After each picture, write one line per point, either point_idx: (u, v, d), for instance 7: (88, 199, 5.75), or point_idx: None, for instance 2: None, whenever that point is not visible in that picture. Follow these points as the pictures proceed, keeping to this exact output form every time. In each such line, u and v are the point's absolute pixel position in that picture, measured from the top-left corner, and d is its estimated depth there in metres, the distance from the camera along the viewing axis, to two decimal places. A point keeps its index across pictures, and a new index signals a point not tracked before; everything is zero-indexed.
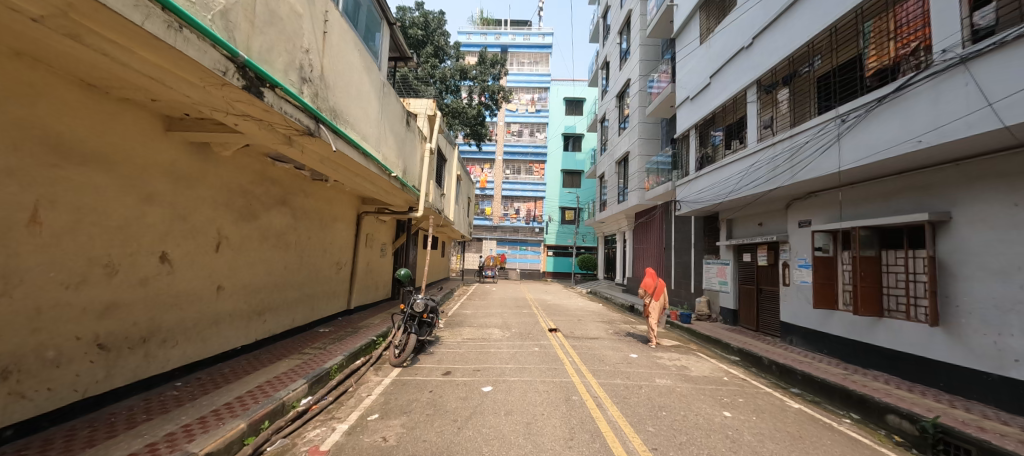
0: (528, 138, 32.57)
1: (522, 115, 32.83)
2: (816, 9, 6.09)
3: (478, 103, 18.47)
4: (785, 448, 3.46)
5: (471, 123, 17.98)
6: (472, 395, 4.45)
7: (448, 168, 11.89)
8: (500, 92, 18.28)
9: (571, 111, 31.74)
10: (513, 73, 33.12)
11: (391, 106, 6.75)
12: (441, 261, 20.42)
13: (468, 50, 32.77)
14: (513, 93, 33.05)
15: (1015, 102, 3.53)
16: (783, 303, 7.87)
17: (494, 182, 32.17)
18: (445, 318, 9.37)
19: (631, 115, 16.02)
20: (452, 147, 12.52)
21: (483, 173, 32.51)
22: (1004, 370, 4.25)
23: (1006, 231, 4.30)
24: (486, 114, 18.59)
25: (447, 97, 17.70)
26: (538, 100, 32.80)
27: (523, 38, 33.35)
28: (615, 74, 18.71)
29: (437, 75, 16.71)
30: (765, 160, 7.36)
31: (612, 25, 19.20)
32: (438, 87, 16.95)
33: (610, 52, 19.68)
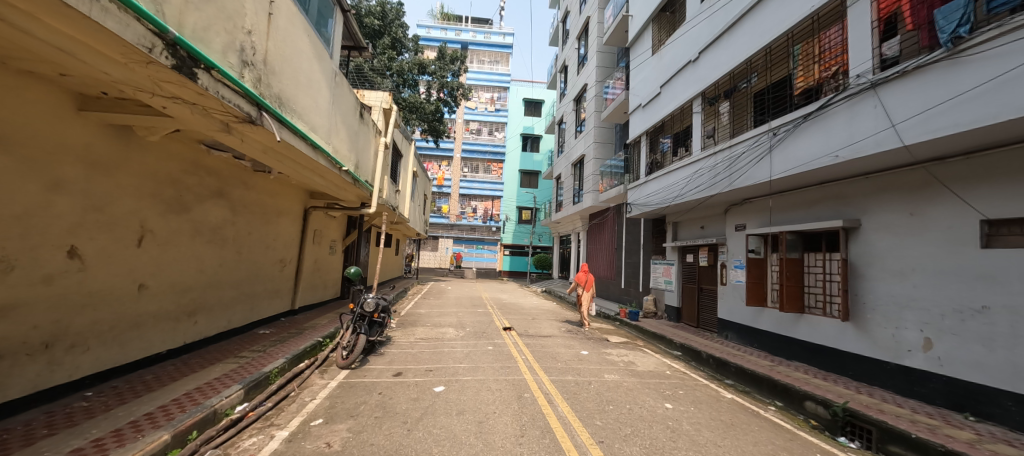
0: (488, 137, 32.58)
1: (482, 114, 32.79)
2: (755, 31, 6.59)
3: (436, 99, 18.23)
4: (720, 436, 3.72)
5: (428, 120, 17.65)
6: (424, 395, 4.37)
7: (405, 164, 11.57)
8: (460, 88, 18.12)
9: (532, 111, 32.09)
10: (474, 71, 32.94)
11: (344, 96, 6.47)
12: (394, 260, 19.87)
13: (427, 44, 32.11)
14: (473, 90, 32.85)
15: (914, 125, 4.07)
16: (721, 301, 8.47)
17: (453, 180, 31.88)
18: (397, 317, 9.13)
19: (587, 119, 16.50)
20: (410, 143, 12.23)
21: (442, 170, 32.07)
22: (899, 359, 4.86)
23: (904, 238, 4.91)
24: (444, 111, 18.34)
25: (404, 91, 17.25)
26: (498, 99, 32.94)
27: (484, 36, 33.28)
28: (572, 78, 19.20)
29: (394, 68, 16.21)
30: (707, 167, 7.87)
31: (571, 30, 19.68)
32: (395, 81, 16.50)
33: (568, 56, 20.16)
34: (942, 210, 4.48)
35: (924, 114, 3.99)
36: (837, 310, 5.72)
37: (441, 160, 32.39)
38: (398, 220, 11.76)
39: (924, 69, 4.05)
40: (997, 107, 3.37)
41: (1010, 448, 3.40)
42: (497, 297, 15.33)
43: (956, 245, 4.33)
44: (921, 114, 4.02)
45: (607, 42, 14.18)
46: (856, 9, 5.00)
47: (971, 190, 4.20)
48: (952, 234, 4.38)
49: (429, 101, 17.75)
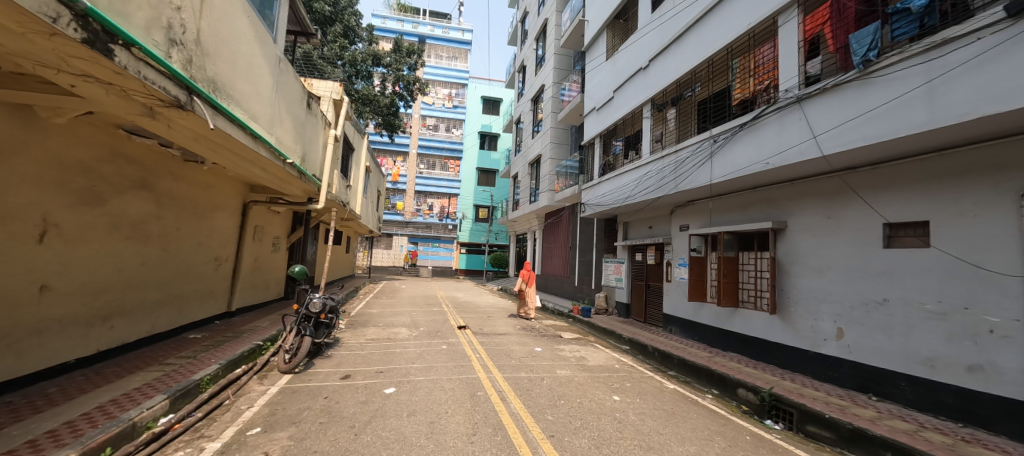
0: (445, 133, 32.10)
1: (440, 110, 32.28)
2: (699, 43, 7.01)
3: (392, 92, 17.70)
4: (663, 425, 3.94)
5: (383, 113, 17.09)
6: (373, 398, 4.23)
7: (357, 158, 11.10)
8: (416, 83, 17.72)
9: (492, 109, 32.16)
10: (431, 66, 32.33)
11: (288, 84, 6.09)
12: (345, 259, 19.07)
13: (382, 35, 31.04)
14: (430, 86, 32.19)
15: (832, 137, 4.55)
16: (666, 297, 8.94)
17: (409, 176, 31.15)
18: (347, 317, 8.77)
19: (544, 120, 16.76)
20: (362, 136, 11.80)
21: (397, 166, 31.13)
22: (817, 347, 5.41)
23: (821, 238, 5.47)
24: (400, 105, 17.84)
25: (358, 82, 16.54)
26: (456, 96, 32.54)
27: (442, 31, 32.75)
28: (530, 78, 19.43)
29: (346, 58, 15.50)
30: (655, 170, 8.28)
31: (529, 31, 19.90)
32: (347, 71, 15.80)
33: (526, 56, 20.41)
34: (854, 214, 5.03)
35: (840, 128, 4.47)
36: (766, 304, 6.24)
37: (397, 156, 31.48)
38: (348, 217, 11.27)
39: (840, 87, 4.54)
40: (898, 123, 3.88)
41: (904, 423, 3.90)
42: (451, 296, 15.21)
43: (863, 245, 4.89)
44: (837, 127, 4.51)
45: (565, 45, 14.47)
46: (785, 30, 5.47)
47: (876, 197, 4.77)
48: (861, 236, 4.93)
49: (384, 95, 17.22)
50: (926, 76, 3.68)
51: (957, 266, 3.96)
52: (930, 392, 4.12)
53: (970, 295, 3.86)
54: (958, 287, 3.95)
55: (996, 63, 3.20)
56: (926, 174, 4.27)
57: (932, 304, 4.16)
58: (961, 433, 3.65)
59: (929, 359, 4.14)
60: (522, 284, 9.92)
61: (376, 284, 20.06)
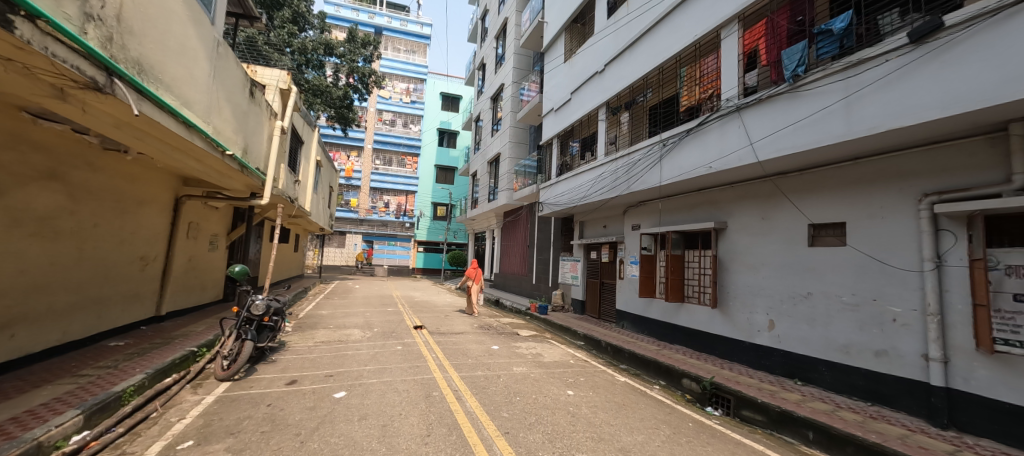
0: (402, 129, 31.22)
1: (397, 105, 31.35)
2: (651, 50, 7.32)
3: (346, 84, 16.98)
4: (613, 416, 4.10)
5: (336, 106, 16.19)
6: (322, 403, 4.05)
7: (306, 151, 10.52)
8: (372, 75, 17.13)
9: (451, 106, 31.85)
10: (388, 58, 31.31)
11: (228, 69, 5.64)
12: (293, 259, 18.18)
13: (335, 24, 29.63)
14: (387, 79, 31.16)
15: (766, 145, 4.95)
16: (619, 293, 9.30)
17: (364, 172, 30.06)
18: (295, 320, 8.31)
19: (503, 119, 16.79)
20: (312, 128, 11.22)
21: (352, 161, 29.99)
22: (751, 338, 5.87)
23: (756, 237, 5.92)
24: (355, 98, 17.15)
25: (308, 71, 15.67)
26: (414, 91, 31.75)
27: (400, 23, 31.82)
28: (490, 76, 19.39)
29: (295, 45, 14.65)
30: (610, 171, 8.56)
31: (489, 29, 19.88)
32: (296, 59, 14.91)
33: (486, 54, 20.38)
34: (784, 215, 5.50)
35: (773, 136, 4.87)
36: (708, 299, 6.67)
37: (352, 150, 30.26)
38: (297, 213, 10.67)
39: (773, 99, 4.93)
40: (821, 134, 4.32)
41: (824, 404, 4.34)
42: (407, 296, 14.83)
43: (791, 244, 5.37)
44: (770, 135, 4.91)
45: (524, 45, 14.59)
46: (727, 42, 5.81)
47: (803, 201, 5.25)
48: (790, 235, 5.40)
49: (337, 86, 16.40)
50: (845, 91, 4.12)
51: (868, 262, 4.45)
52: (845, 376, 4.62)
53: (878, 288, 4.36)
54: (869, 281, 4.45)
55: (901, 83, 3.64)
56: (845, 180, 4.75)
57: (847, 296, 4.64)
58: (870, 411, 4.13)
59: (844, 346, 4.63)
60: (469, 281, 10.49)
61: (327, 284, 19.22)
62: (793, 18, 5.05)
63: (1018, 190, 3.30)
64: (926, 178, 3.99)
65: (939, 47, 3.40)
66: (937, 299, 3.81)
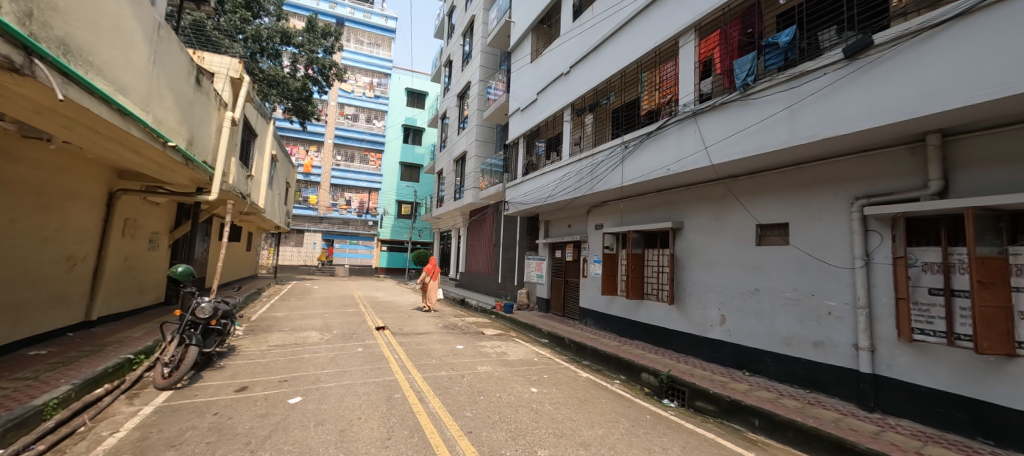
0: (366, 124, 30.26)
1: (359, 99, 30.29)
2: (615, 55, 7.50)
3: (304, 75, 16.25)
4: (575, 412, 4.18)
5: (293, 97, 15.39)
6: (275, 410, 3.85)
7: (260, 145, 9.96)
8: (333, 68, 16.52)
9: (416, 102, 31.42)
10: (348, 49, 29.99)
11: (171, 55, 5.24)
12: (246, 258, 17.19)
13: (292, 11, 28.20)
14: (349, 72, 30.02)
15: (719, 149, 5.23)
16: (583, 291, 9.51)
17: (325, 168, 28.87)
18: (246, 323, 7.87)
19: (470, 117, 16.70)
20: (267, 121, 10.64)
21: (311, 156, 28.77)
22: (704, 332, 6.18)
23: (710, 237, 6.23)
24: (314, 90, 16.45)
25: (263, 60, 14.83)
26: (378, 86, 30.83)
27: (363, 15, 30.81)
28: (456, 74, 19.21)
29: (247, 32, 13.84)
30: (574, 172, 8.72)
31: (456, 25, 19.70)
32: (249, 47, 14.07)
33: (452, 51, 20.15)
34: (734, 216, 5.83)
35: (725, 141, 5.15)
36: (666, 295, 6.95)
37: (311, 145, 28.92)
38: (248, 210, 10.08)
39: (726, 105, 5.21)
40: (767, 140, 4.61)
41: (768, 392, 4.65)
42: (368, 296, 14.43)
43: (741, 243, 5.70)
44: (722, 140, 5.19)
45: (491, 43, 14.59)
46: (684, 50, 6.05)
47: (751, 203, 5.59)
48: (739, 235, 5.73)
49: (295, 78, 15.58)
50: (788, 101, 4.43)
51: (807, 260, 4.81)
52: (787, 366, 4.97)
53: (815, 284, 4.71)
54: (808, 278, 4.80)
55: (837, 95, 3.97)
56: (788, 184, 5.10)
57: (790, 292, 4.99)
58: (808, 398, 4.47)
59: (787, 338, 4.98)
60: (426, 278, 10.65)
61: (283, 284, 18.44)
62: (744, 29, 5.35)
63: (932, 195, 3.69)
64: (858, 184, 4.37)
65: (869, 64, 3.73)
66: (865, 293, 4.19)
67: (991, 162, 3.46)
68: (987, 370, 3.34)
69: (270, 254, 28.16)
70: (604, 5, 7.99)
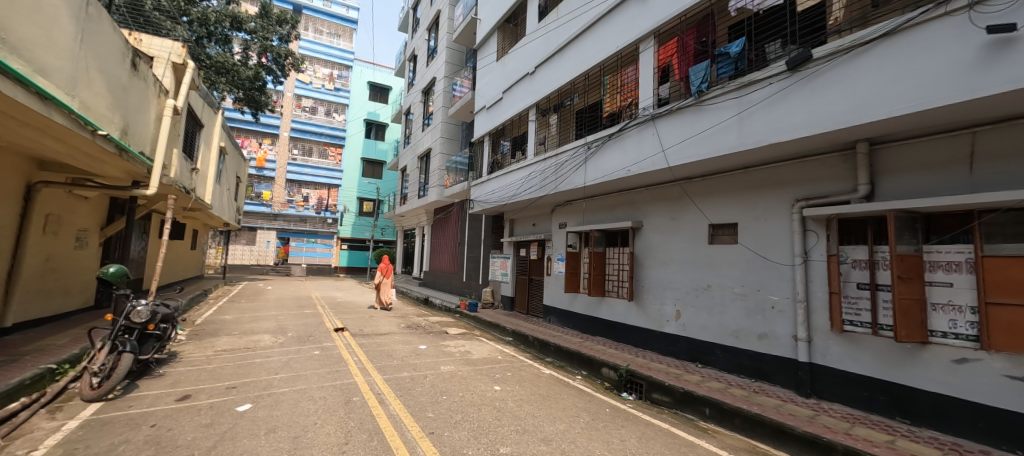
0: (325, 117, 29.03)
1: (317, 91, 29.00)
2: (578, 57, 7.65)
3: (257, 64, 15.34)
4: (537, 408, 4.25)
5: (244, 87, 14.56)
6: (221, 419, 3.63)
7: (206, 136, 9.30)
8: (289, 57, 15.76)
9: (379, 96, 30.69)
10: (306, 39, 28.70)
11: (101, 34, 4.77)
12: (190, 258, 16.04)
13: None
14: (306, 62, 28.62)
15: (675, 152, 5.46)
16: (546, 289, 9.65)
17: (280, 162, 27.40)
18: (190, 326, 7.36)
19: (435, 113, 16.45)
20: (214, 110, 9.96)
21: (264, 149, 27.23)
22: (661, 327, 6.45)
23: (667, 236, 6.50)
24: (268, 80, 15.57)
25: (211, 46, 13.82)
26: (339, 78, 29.65)
27: (323, 4, 29.48)
28: (421, 69, 18.84)
29: (193, 14, 12.86)
30: (539, 171, 8.79)
31: (421, 19, 19.31)
32: (194, 31, 13.06)
33: (417, 45, 19.74)
34: (689, 216, 6.12)
35: (681, 144, 5.38)
36: (626, 292, 7.19)
37: (266, 138, 27.38)
38: (192, 206, 9.40)
39: (682, 110, 5.43)
40: (718, 144, 4.87)
41: (718, 382, 4.94)
42: (325, 296, 13.92)
43: (694, 241, 5.99)
44: (679, 143, 5.42)
45: (457, 39, 14.43)
46: (644, 55, 6.25)
47: (704, 204, 5.89)
48: (693, 234, 6.03)
49: (247, 66, 14.79)
50: (738, 108, 4.69)
51: (753, 258, 5.13)
52: (735, 357, 5.30)
53: (761, 280, 5.04)
54: (754, 275, 5.13)
55: (780, 104, 4.25)
56: (738, 186, 5.42)
57: (738, 287, 5.31)
58: (753, 386, 4.78)
59: (735, 331, 5.30)
60: (380, 276, 10.77)
61: (231, 285, 17.47)
62: (699, 38, 5.62)
63: (861, 198, 4.05)
64: (798, 187, 4.72)
65: (809, 76, 4.03)
66: (804, 288, 4.54)
67: (907, 169, 3.86)
68: (906, 357, 3.73)
69: (218, 253, 26.27)
70: (569, 6, 8.10)
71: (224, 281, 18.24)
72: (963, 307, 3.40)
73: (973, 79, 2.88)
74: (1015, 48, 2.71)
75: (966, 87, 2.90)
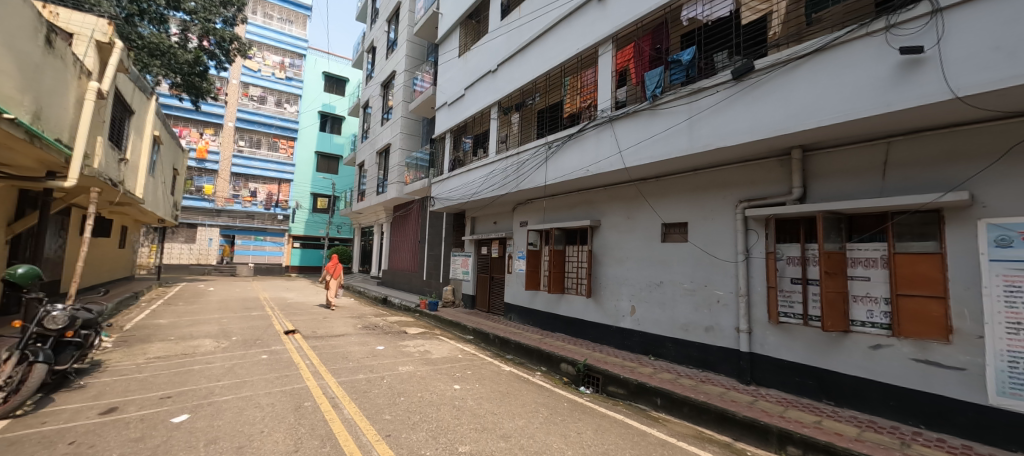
0: (274, 108, 27.42)
1: (267, 79, 27.24)
2: (540, 57, 7.73)
3: (197, 46, 14.20)
4: (497, 405, 4.28)
5: (183, 71, 13.42)
6: (154, 431, 3.35)
7: (137, 124, 8.48)
8: (234, 42, 14.71)
9: (332, 88, 29.61)
10: (253, 23, 26.66)
11: (11, 6, 4.22)
12: (117, 257, 14.57)
13: None
14: (254, 48, 26.77)
15: (632, 153, 5.66)
16: (507, 287, 9.73)
17: (224, 154, 25.52)
18: (116, 333, 6.70)
19: (394, 108, 16.03)
20: (147, 96, 9.14)
21: (205, 139, 25.20)
22: (618, 322, 6.70)
23: (623, 234, 6.74)
24: (210, 65, 14.44)
25: (143, 25, 12.60)
26: (290, 67, 28.07)
27: None
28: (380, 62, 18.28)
29: None
30: (501, 169, 8.80)
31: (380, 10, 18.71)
32: (124, 7, 11.85)
33: (376, 37, 19.15)
34: (644, 215, 6.39)
35: (637, 146, 5.59)
36: (584, 289, 7.39)
37: (206, 128, 25.35)
38: (121, 200, 8.57)
39: (638, 113, 5.64)
40: (670, 148, 5.12)
41: (669, 374, 5.21)
42: (275, 297, 13.18)
43: (648, 240, 6.26)
44: (635, 145, 5.63)
45: (418, 33, 14.12)
46: (603, 59, 6.42)
47: (658, 204, 6.16)
48: (647, 233, 6.29)
49: (185, 49, 13.60)
50: (688, 113, 4.94)
51: (701, 255, 5.45)
52: (684, 349, 5.60)
53: (707, 276, 5.36)
54: (701, 271, 5.45)
55: (726, 111, 4.52)
56: (688, 187, 5.73)
57: (687, 283, 5.62)
58: (700, 376, 5.09)
59: (684, 324, 5.61)
60: (327, 275, 10.73)
61: (167, 287, 16.08)
62: (654, 45, 5.85)
63: (795, 200, 4.41)
64: (741, 189, 5.06)
65: (751, 86, 4.31)
66: (745, 283, 4.88)
67: (832, 175, 4.26)
68: (831, 344, 4.12)
69: (150, 252, 23.94)
70: (531, 6, 8.16)
71: (158, 282, 16.74)
72: (878, 298, 3.81)
73: (889, 95, 3.22)
74: (922, 68, 3.06)
75: (882, 101, 3.24)
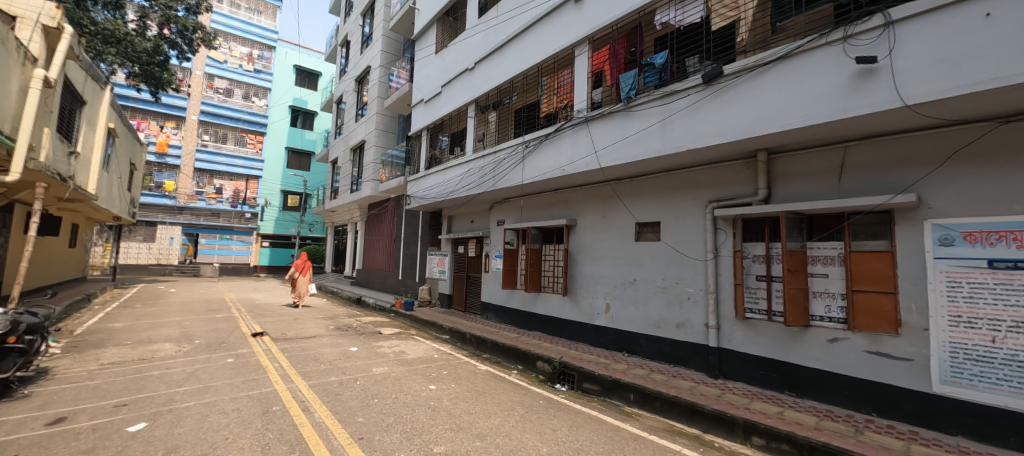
0: (242, 101, 26.38)
1: (234, 71, 26.12)
2: (517, 56, 7.74)
3: (157, 35, 13.44)
4: (472, 404, 4.28)
5: (141, 60, 12.68)
6: (108, 441, 3.17)
7: (89, 115, 7.97)
8: (198, 31, 14.02)
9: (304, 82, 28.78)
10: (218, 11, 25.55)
11: None
12: (66, 258, 13.63)
13: None
14: (220, 38, 25.60)
15: (607, 153, 5.75)
16: (484, 286, 9.72)
17: (188, 148, 24.33)
18: (65, 338, 6.29)
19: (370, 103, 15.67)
20: (100, 86, 8.60)
21: (165, 133, 23.82)
22: (593, 319, 6.81)
23: (599, 233, 6.85)
24: (171, 54, 13.70)
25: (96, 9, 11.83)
26: (259, 59, 27.03)
27: None
28: (354, 56, 17.85)
29: None
30: (478, 167, 8.76)
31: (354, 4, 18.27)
32: None
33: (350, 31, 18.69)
34: (619, 215, 6.51)
35: (612, 146, 5.69)
36: (560, 288, 7.48)
37: (168, 120, 24.04)
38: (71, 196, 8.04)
39: (614, 114, 5.73)
40: (644, 149, 5.24)
41: (642, 369, 5.35)
42: (242, 298, 12.67)
43: (623, 239, 6.39)
44: (610, 146, 5.73)
45: (394, 28, 13.87)
46: (580, 60, 6.49)
47: (633, 203, 6.29)
48: (622, 232, 6.42)
49: (144, 37, 12.86)
50: (661, 115, 5.07)
51: (673, 254, 5.61)
52: (657, 345, 5.76)
53: (679, 274, 5.52)
54: (673, 269, 5.61)
55: (697, 114, 4.66)
56: (660, 188, 5.88)
57: (660, 281, 5.77)
58: (672, 371, 5.25)
59: (657, 321, 5.76)
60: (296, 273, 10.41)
61: (124, 289, 15.21)
62: (628, 48, 5.96)
63: (761, 200, 4.61)
64: (710, 190, 5.23)
65: (720, 90, 4.46)
66: (714, 281, 5.06)
67: (794, 177, 4.47)
68: (793, 338, 4.34)
69: (106, 252, 22.57)
70: (508, 5, 8.15)
71: (113, 284, 15.79)
72: (835, 294, 4.04)
73: (845, 101, 3.41)
74: (875, 78, 3.25)
75: (840, 108, 3.43)
